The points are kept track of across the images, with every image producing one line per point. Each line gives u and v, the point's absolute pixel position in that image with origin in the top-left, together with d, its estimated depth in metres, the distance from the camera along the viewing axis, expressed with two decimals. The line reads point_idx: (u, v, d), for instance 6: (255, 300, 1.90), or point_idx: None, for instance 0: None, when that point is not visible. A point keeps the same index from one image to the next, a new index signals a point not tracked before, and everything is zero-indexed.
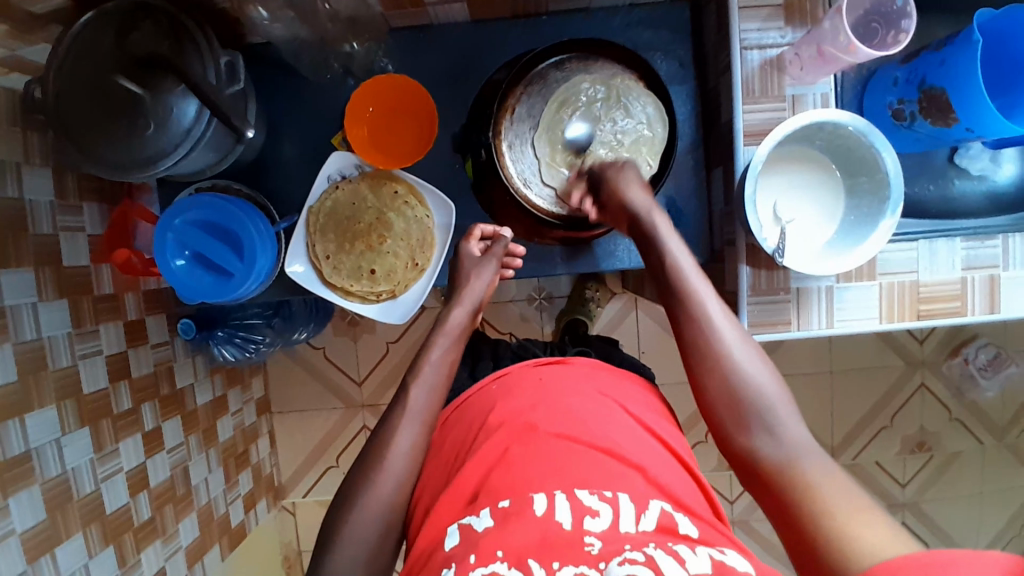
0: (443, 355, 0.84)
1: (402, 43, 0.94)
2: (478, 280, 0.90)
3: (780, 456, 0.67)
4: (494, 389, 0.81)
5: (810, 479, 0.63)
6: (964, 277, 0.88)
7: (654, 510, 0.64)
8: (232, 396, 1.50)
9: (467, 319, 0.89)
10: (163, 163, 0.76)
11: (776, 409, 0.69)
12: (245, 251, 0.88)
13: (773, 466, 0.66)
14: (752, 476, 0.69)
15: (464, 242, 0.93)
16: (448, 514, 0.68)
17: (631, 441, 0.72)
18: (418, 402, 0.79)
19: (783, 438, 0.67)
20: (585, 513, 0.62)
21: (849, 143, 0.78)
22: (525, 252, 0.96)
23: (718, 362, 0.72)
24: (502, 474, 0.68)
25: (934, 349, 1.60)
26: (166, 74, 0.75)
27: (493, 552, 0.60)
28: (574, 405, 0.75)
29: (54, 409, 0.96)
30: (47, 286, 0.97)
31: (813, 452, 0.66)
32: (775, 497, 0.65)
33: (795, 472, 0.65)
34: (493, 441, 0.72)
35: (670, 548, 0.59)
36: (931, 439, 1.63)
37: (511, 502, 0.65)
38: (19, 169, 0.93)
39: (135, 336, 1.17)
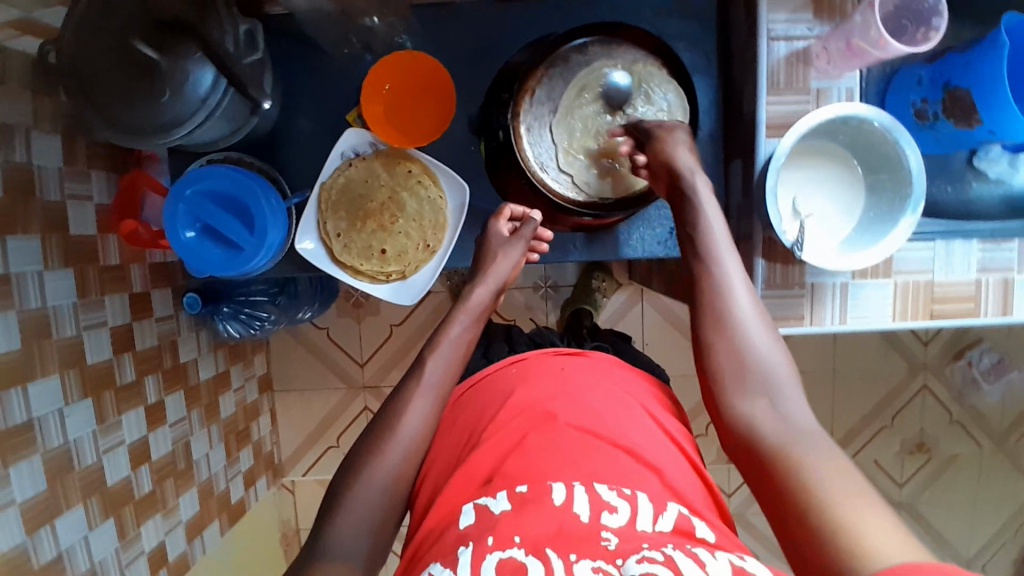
0: (462, 333, 0.84)
1: (422, 21, 0.92)
2: (504, 259, 0.89)
3: (778, 430, 0.65)
4: (511, 373, 0.81)
5: (804, 451, 0.61)
6: (980, 280, 0.87)
7: (671, 511, 0.65)
8: (235, 373, 1.50)
9: (489, 299, 0.88)
10: (177, 130, 0.75)
11: (780, 384, 0.68)
12: (257, 225, 0.87)
13: (769, 438, 0.64)
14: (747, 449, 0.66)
15: (494, 220, 0.91)
16: (460, 495, 0.68)
17: (648, 440, 0.72)
18: (431, 379, 0.79)
19: (784, 412, 0.66)
20: (603, 507, 0.63)
21: (873, 139, 0.77)
22: (551, 237, 0.94)
23: (729, 327, 0.71)
24: (520, 460, 0.68)
25: (938, 352, 1.60)
26: (184, 39, 0.73)
27: (510, 537, 0.60)
28: (594, 398, 0.75)
29: (57, 379, 0.96)
30: (53, 255, 0.96)
31: (813, 432, 0.64)
32: (764, 468, 0.63)
33: (789, 445, 0.62)
34: (510, 427, 0.72)
35: (689, 550, 0.58)
36: (930, 441, 1.63)
37: (529, 489, 0.65)
38: (28, 134, 0.91)
39: (140, 309, 1.16)
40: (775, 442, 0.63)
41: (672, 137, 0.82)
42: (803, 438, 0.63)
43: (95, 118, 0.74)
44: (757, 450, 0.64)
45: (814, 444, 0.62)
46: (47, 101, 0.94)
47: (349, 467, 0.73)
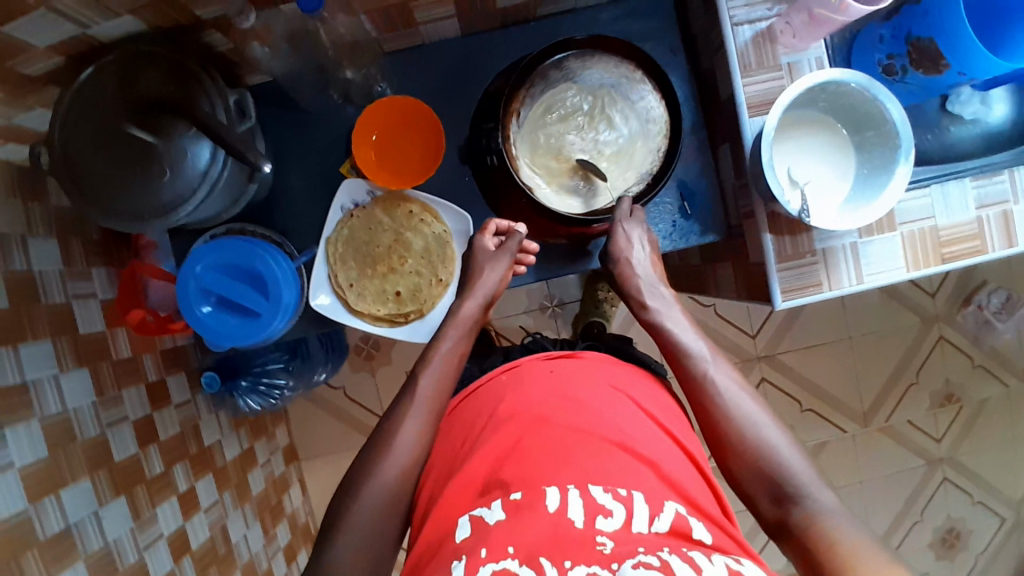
0: (452, 347, 0.85)
1: (397, 65, 0.95)
2: (491, 274, 0.89)
3: (811, 513, 0.69)
4: (504, 379, 0.82)
5: (837, 539, 0.66)
6: (979, 216, 0.90)
7: (667, 512, 0.65)
8: (259, 448, 1.48)
9: (478, 314, 0.89)
10: (182, 209, 0.76)
11: (804, 478, 0.72)
12: (270, 289, 0.87)
13: (801, 519, 0.69)
14: (788, 540, 0.71)
15: (480, 235, 0.91)
16: (460, 504, 0.69)
17: (644, 438, 0.73)
18: (425, 390, 0.80)
19: (813, 500, 0.70)
20: (597, 511, 0.63)
21: (852, 100, 0.79)
22: (538, 249, 0.96)
23: (739, 438, 0.75)
24: (515, 465, 0.69)
25: (947, 300, 1.61)
26: (175, 117, 0.75)
27: (504, 547, 0.61)
28: (585, 397, 0.76)
29: (88, 480, 0.94)
30: (66, 356, 0.95)
31: (840, 514, 0.68)
32: (803, 551, 0.68)
33: (823, 531, 0.67)
34: (505, 431, 0.73)
35: (685, 554, 0.60)
36: (958, 390, 1.63)
37: (523, 494, 0.66)
38: (25, 240, 0.91)
39: (157, 398, 1.15)
40: (809, 529, 0.68)
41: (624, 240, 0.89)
42: (835, 520, 0.68)
43: (100, 211, 0.75)
44: (795, 536, 0.69)
45: (847, 528, 0.67)
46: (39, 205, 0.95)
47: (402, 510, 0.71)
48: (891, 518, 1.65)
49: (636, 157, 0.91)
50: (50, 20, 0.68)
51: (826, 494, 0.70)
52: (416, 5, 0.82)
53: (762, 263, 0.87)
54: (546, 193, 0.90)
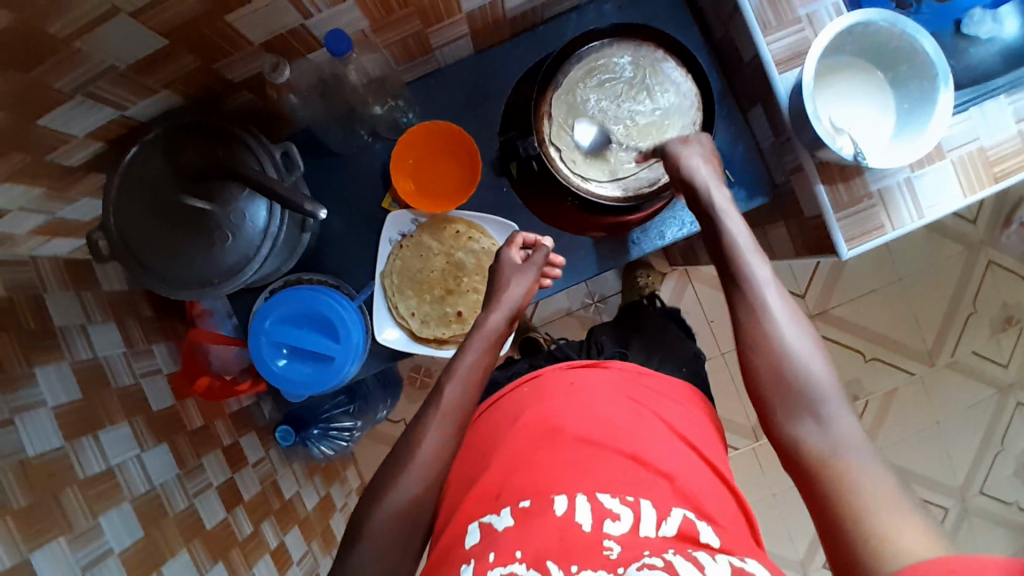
0: (475, 362, 0.81)
1: (418, 93, 0.96)
2: (515, 287, 0.86)
3: (825, 443, 0.64)
4: (526, 392, 0.82)
5: (859, 468, 0.61)
6: (1021, 129, 0.88)
7: (675, 516, 0.65)
8: (335, 492, 1.49)
9: (505, 325, 0.85)
10: (249, 269, 0.78)
11: (828, 396, 0.66)
12: (339, 332, 0.88)
13: (813, 448, 0.64)
14: (795, 467, 0.65)
15: (507, 248, 0.88)
16: (472, 512, 0.69)
17: (660, 446, 0.73)
18: (451, 399, 0.77)
19: (835, 427, 0.64)
20: (605, 515, 0.64)
21: (881, 38, 0.79)
22: (562, 262, 0.94)
23: (771, 343, 0.70)
24: (528, 477, 0.69)
25: (988, 224, 1.58)
26: (228, 181, 0.76)
27: (511, 553, 0.61)
28: (606, 412, 0.76)
29: (186, 552, 0.94)
30: (144, 435, 0.96)
31: (859, 445, 0.62)
32: (812, 477, 0.63)
33: (839, 460, 0.62)
34: (519, 442, 0.74)
35: (689, 555, 0.61)
36: (1017, 311, 1.60)
37: (531, 502, 0.66)
38: (85, 329, 0.91)
39: (235, 461, 1.16)
40: (824, 456, 0.63)
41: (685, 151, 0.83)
42: (850, 450, 0.62)
43: (175, 286, 0.77)
44: (805, 461, 0.64)
45: (863, 458, 0.61)
46: (92, 294, 0.95)
47: None
48: (973, 451, 1.62)
49: (673, 130, 0.89)
50: (86, 106, 0.69)
51: (849, 423, 0.64)
52: (431, 30, 0.83)
53: (818, 215, 0.86)
54: (571, 159, 0.89)
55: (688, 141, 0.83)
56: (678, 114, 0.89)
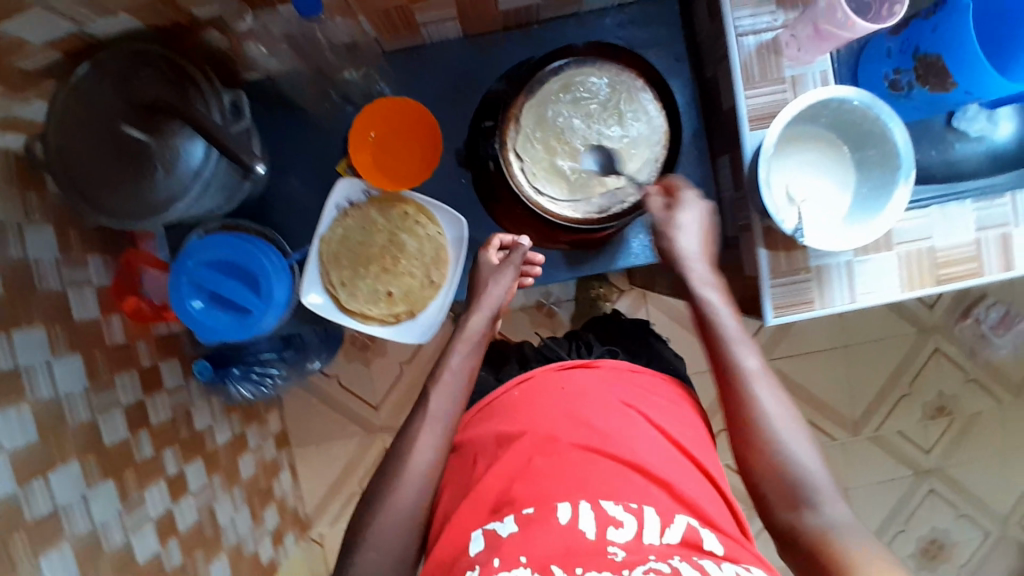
0: (462, 363, 0.85)
1: (396, 64, 0.94)
2: (495, 287, 0.90)
3: (822, 526, 0.68)
4: (515, 396, 0.81)
5: (852, 548, 0.65)
6: (979, 238, 0.89)
7: (678, 523, 0.66)
8: (250, 433, 1.47)
9: (486, 326, 0.89)
10: (176, 207, 0.76)
11: (819, 484, 0.70)
12: (263, 287, 0.87)
13: (810, 530, 0.68)
14: (792, 551, 0.70)
15: (482, 252, 0.92)
16: (472, 520, 0.70)
17: (653, 453, 0.73)
18: (439, 410, 0.80)
19: (828, 512, 0.69)
20: (608, 522, 0.65)
21: (856, 118, 0.78)
22: (543, 259, 0.97)
23: (759, 432, 0.74)
24: (526, 485, 0.69)
25: (944, 313, 1.60)
26: (170, 116, 0.74)
27: (516, 557, 0.62)
28: (591, 414, 0.76)
29: (77, 464, 0.93)
30: (60, 341, 0.94)
31: (855, 530, 0.67)
32: (813, 561, 0.67)
33: (835, 542, 0.66)
34: (517, 451, 0.73)
35: (694, 562, 0.62)
36: (950, 403, 1.63)
37: (535, 509, 0.67)
38: (22, 228, 0.89)
39: (150, 384, 1.14)
40: (820, 539, 0.67)
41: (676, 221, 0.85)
42: (849, 531, 0.67)
43: (95, 210, 0.74)
44: (804, 547, 0.68)
45: (861, 540, 0.66)
46: (36, 193, 0.92)
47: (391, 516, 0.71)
48: (878, 525, 1.65)
49: (634, 162, 0.89)
50: (43, 19, 0.65)
51: (842, 506, 0.69)
52: (416, 8, 0.80)
53: (755, 276, 0.87)
54: (534, 172, 0.88)
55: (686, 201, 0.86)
56: (642, 147, 0.89)
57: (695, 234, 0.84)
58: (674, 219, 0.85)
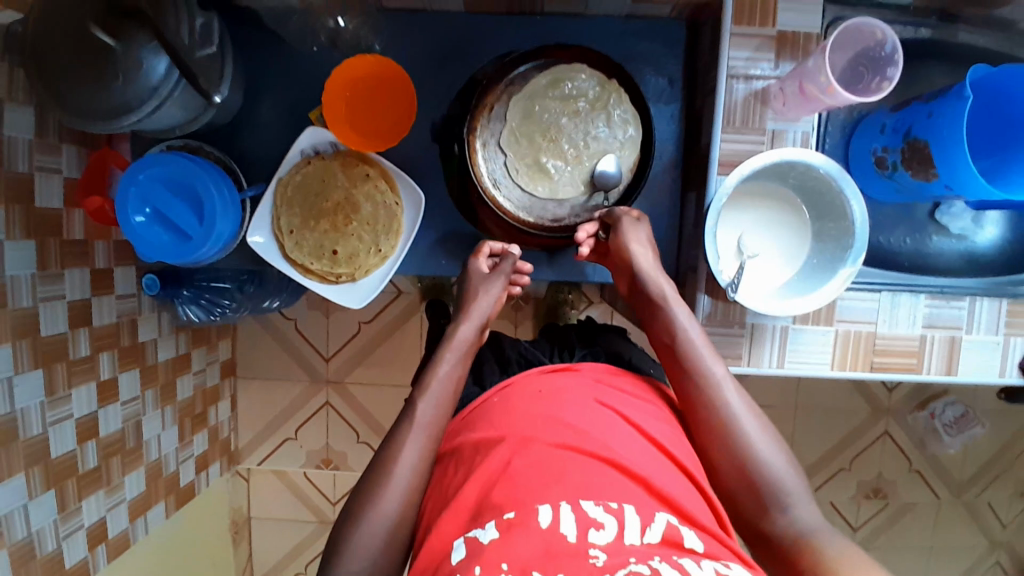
0: (450, 371, 0.80)
1: (393, 27, 0.94)
2: (486, 296, 0.88)
3: (798, 532, 0.68)
4: (495, 402, 0.75)
5: (828, 550, 0.65)
6: (924, 335, 0.87)
7: (659, 521, 0.59)
8: (196, 355, 1.48)
9: (474, 335, 0.85)
10: (127, 117, 0.76)
11: (791, 487, 0.70)
12: (206, 216, 0.88)
13: (787, 536, 0.68)
14: (770, 552, 0.70)
15: (472, 259, 0.91)
16: (452, 526, 0.63)
17: (632, 451, 0.66)
18: (424, 418, 0.75)
19: (797, 512, 0.69)
20: (589, 524, 0.57)
21: (819, 185, 0.78)
22: (531, 270, 0.95)
23: (733, 443, 0.72)
24: (506, 488, 0.62)
25: (902, 399, 1.59)
26: (139, 28, 0.74)
27: (496, 564, 0.55)
28: (570, 415, 0.69)
29: (8, 347, 0.94)
30: (16, 227, 0.94)
31: (826, 528, 0.68)
32: (794, 568, 0.67)
33: (811, 547, 0.66)
34: (493, 455, 0.66)
35: (676, 562, 0.55)
36: (887, 487, 1.62)
37: (515, 513, 0.59)
38: (1, 105, 0.90)
39: (100, 285, 1.13)
40: (795, 544, 0.67)
41: (631, 237, 0.85)
42: (823, 534, 0.67)
43: (60, 109, 0.75)
44: (778, 547, 0.68)
45: (837, 543, 0.66)
46: (24, 75, 0.93)
47: None
48: None
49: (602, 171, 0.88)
50: None
51: (816, 510, 0.69)
52: None
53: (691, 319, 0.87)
54: (515, 167, 0.87)
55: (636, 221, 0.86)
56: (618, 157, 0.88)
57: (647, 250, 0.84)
58: (627, 230, 0.85)
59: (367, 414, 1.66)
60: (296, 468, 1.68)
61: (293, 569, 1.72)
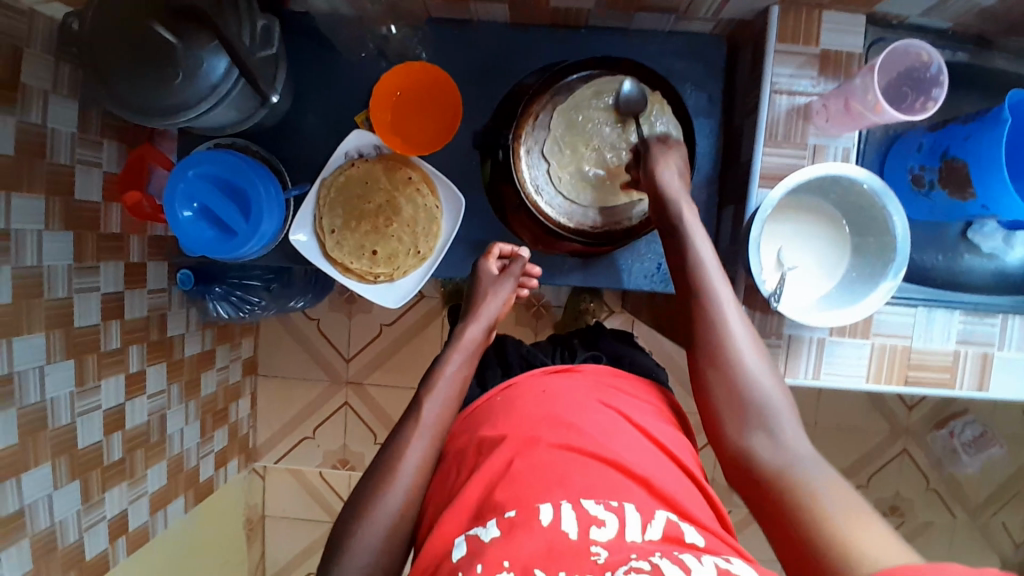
0: (456, 370, 0.81)
1: (439, 35, 0.96)
2: (493, 299, 0.89)
3: (778, 459, 0.67)
4: (498, 401, 0.76)
5: (809, 477, 0.64)
6: (957, 350, 0.88)
7: (659, 519, 0.60)
8: (220, 352, 1.49)
9: (481, 335, 0.86)
10: (185, 115, 0.78)
11: (780, 413, 0.70)
12: (252, 214, 0.90)
13: (768, 464, 0.67)
14: (746, 477, 0.69)
15: (483, 260, 0.92)
16: (455, 525, 0.64)
17: (633, 451, 0.67)
18: (429, 419, 0.76)
19: (783, 439, 0.68)
20: (590, 522, 0.58)
21: (861, 200, 0.79)
22: (540, 271, 0.96)
23: (727, 361, 0.72)
24: (509, 487, 0.63)
25: (921, 419, 1.59)
26: (202, 28, 0.75)
27: (499, 562, 0.55)
28: (572, 415, 0.70)
29: (42, 337, 0.95)
30: (55, 217, 0.95)
31: (811, 458, 0.67)
32: (768, 494, 0.66)
33: (793, 475, 0.65)
34: (496, 454, 0.67)
35: (676, 557, 0.56)
36: (904, 506, 1.61)
37: (516, 513, 0.60)
38: (46, 97, 0.91)
39: (133, 279, 1.15)
40: (778, 472, 0.66)
41: (663, 158, 0.83)
42: (805, 464, 0.66)
43: (118, 105, 0.77)
44: (760, 473, 0.67)
45: (818, 472, 0.65)
46: (71, 69, 0.95)
47: None
48: None
49: None
50: None
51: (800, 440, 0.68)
52: None
53: None
54: (557, 176, 0.90)
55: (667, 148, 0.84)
56: None
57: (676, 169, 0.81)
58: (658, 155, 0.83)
59: (385, 416, 1.66)
60: (312, 468, 1.69)
61: (304, 569, 1.72)
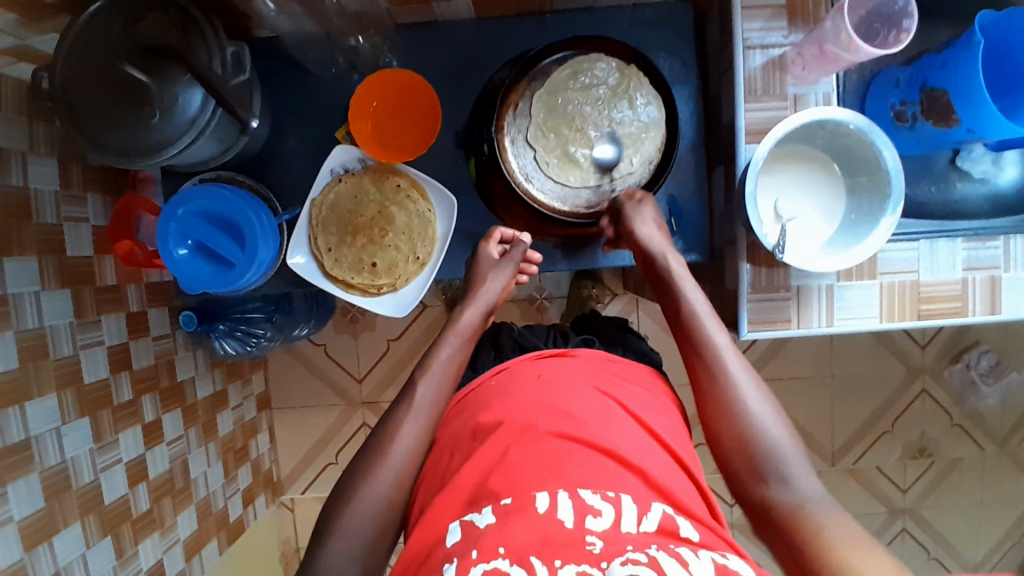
0: (452, 355, 0.82)
1: (407, 41, 0.96)
2: (493, 281, 0.89)
3: (794, 501, 0.67)
4: (492, 386, 0.75)
5: (825, 521, 0.64)
6: (965, 278, 0.88)
7: (655, 511, 0.60)
8: (232, 391, 1.48)
9: (478, 321, 0.87)
10: (168, 151, 0.77)
11: (792, 459, 0.70)
12: (248, 243, 0.89)
13: (785, 506, 0.67)
14: (765, 523, 0.69)
15: (483, 243, 0.92)
16: (448, 511, 0.63)
17: (627, 439, 0.67)
18: (423, 401, 0.76)
19: (797, 484, 0.68)
20: (586, 512, 0.58)
21: (850, 141, 0.79)
22: (540, 259, 0.97)
23: (734, 409, 0.73)
24: (504, 476, 0.63)
25: (936, 355, 1.59)
26: (173, 62, 0.76)
27: (494, 548, 0.56)
28: (569, 403, 0.69)
29: (54, 397, 0.94)
30: (50, 276, 0.95)
31: (825, 501, 0.67)
32: (788, 535, 0.66)
33: (809, 515, 0.66)
34: (492, 442, 0.66)
35: (673, 550, 0.56)
36: (932, 445, 1.61)
37: (512, 500, 0.60)
38: (25, 158, 0.91)
39: (137, 328, 1.14)
40: (793, 511, 0.66)
41: (636, 215, 0.86)
42: (819, 505, 0.66)
43: (101, 151, 0.76)
44: (779, 521, 0.67)
45: (835, 514, 0.65)
46: (45, 127, 0.94)
47: (353, 490, 0.70)
48: None
49: (632, 156, 0.90)
50: None
51: (813, 482, 0.68)
52: None
53: (735, 289, 0.88)
54: (545, 160, 0.89)
55: (637, 202, 0.87)
56: (645, 140, 0.89)
57: (652, 225, 0.85)
58: (632, 210, 0.87)
59: None
60: None
61: None
